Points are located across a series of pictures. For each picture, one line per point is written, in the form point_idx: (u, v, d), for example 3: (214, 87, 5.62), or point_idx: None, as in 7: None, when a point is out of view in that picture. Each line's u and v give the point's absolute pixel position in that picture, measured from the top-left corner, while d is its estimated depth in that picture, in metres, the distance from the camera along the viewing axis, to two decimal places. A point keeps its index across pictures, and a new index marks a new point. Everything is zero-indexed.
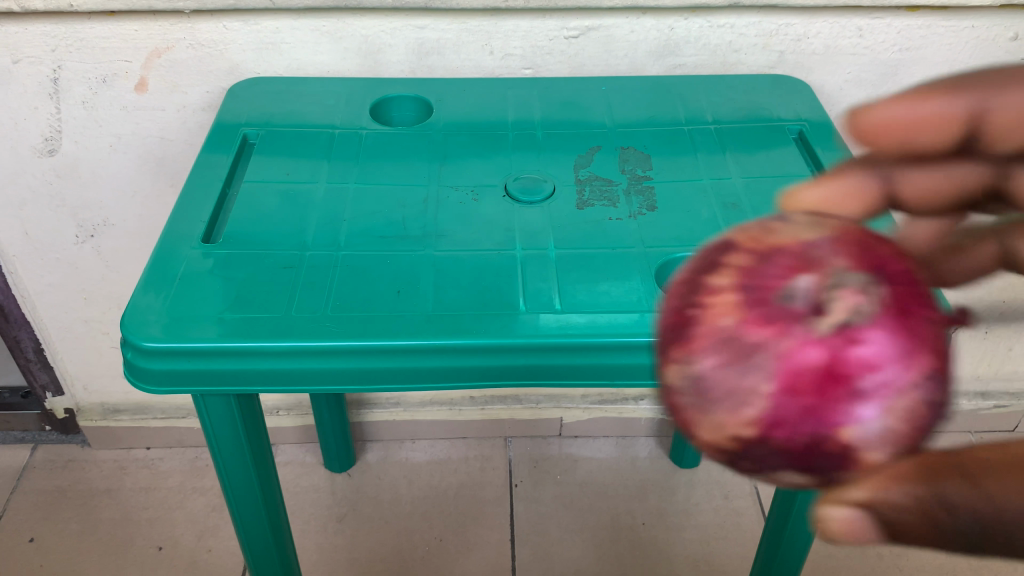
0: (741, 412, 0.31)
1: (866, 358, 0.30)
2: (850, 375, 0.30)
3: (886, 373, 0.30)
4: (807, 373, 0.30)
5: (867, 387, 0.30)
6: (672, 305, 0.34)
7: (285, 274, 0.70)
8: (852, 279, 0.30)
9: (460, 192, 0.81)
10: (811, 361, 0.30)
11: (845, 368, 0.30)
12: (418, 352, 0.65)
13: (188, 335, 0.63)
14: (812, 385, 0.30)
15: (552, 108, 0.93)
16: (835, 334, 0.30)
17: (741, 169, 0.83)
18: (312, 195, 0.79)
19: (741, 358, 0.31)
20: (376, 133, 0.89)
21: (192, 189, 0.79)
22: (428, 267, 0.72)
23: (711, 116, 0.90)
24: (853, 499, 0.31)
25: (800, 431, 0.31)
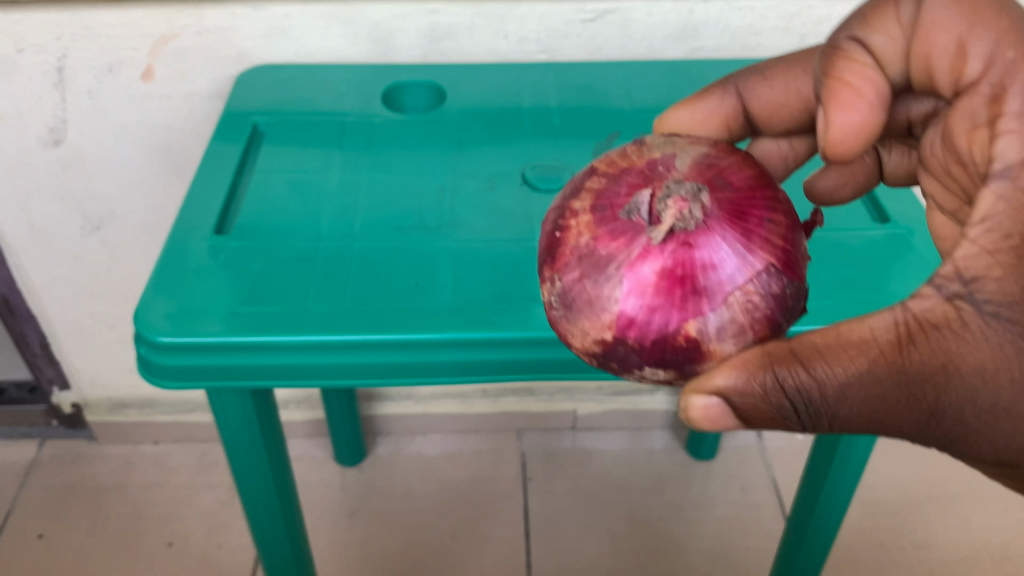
0: (612, 315, 0.47)
1: (698, 270, 0.45)
2: (687, 280, 0.45)
3: (714, 279, 0.45)
4: (653, 281, 0.46)
5: (701, 290, 0.45)
6: (547, 240, 0.51)
7: (299, 266, 0.68)
8: (680, 191, 0.46)
9: (477, 180, 0.79)
10: (655, 274, 0.46)
11: (680, 277, 0.45)
12: (438, 346, 0.63)
13: (201, 330, 0.61)
14: (658, 290, 0.46)
15: (569, 93, 0.90)
16: (672, 249, 0.45)
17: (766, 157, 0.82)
18: (326, 186, 0.77)
19: (600, 272, 0.47)
20: (389, 121, 0.87)
21: (201, 180, 0.77)
22: (446, 258, 0.70)
23: None
24: (710, 389, 0.46)
25: (654, 325, 0.46)
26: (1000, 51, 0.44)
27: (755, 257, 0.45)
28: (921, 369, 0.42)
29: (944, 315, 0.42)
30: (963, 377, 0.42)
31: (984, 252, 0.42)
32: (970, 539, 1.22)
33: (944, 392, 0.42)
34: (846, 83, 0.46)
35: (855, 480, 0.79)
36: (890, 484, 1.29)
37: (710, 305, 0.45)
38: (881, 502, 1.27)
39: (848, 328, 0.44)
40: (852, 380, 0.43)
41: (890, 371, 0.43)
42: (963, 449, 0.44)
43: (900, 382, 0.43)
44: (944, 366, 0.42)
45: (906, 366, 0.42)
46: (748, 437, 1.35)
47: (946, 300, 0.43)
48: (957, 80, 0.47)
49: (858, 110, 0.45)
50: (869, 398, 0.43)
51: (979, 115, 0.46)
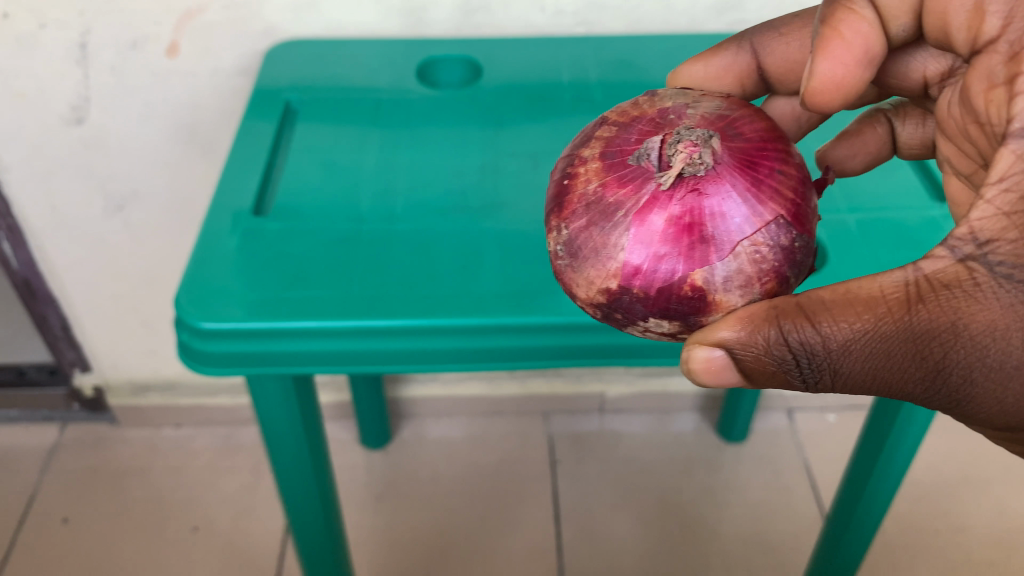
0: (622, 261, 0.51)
1: (705, 217, 0.50)
2: (696, 227, 0.50)
3: (719, 226, 0.50)
4: (663, 228, 0.51)
5: (707, 237, 0.50)
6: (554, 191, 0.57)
7: (341, 248, 0.66)
8: (689, 139, 0.50)
9: (519, 159, 0.76)
10: (665, 221, 0.51)
11: (689, 224, 0.50)
12: (490, 331, 0.60)
13: (243, 315, 0.59)
14: (666, 236, 0.51)
15: (609, 69, 0.87)
16: (680, 197, 0.51)
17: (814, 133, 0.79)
18: (364, 166, 0.75)
19: (607, 219, 0.52)
20: (425, 98, 0.84)
21: (236, 160, 0.75)
22: (492, 239, 0.67)
23: None
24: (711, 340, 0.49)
25: (661, 271, 0.51)
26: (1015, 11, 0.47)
27: (761, 208, 0.51)
28: (927, 327, 0.45)
29: (955, 276, 0.45)
30: (969, 335, 0.44)
31: (999, 213, 0.44)
32: (1007, 522, 1.20)
33: (949, 351, 0.45)
34: (839, 36, 0.51)
35: (913, 446, 0.79)
36: (924, 466, 1.28)
37: (714, 250, 0.50)
38: (915, 485, 1.25)
39: (859, 285, 0.47)
40: (861, 334, 0.46)
41: (896, 329, 0.45)
42: (961, 402, 0.47)
43: (906, 336, 0.45)
44: (952, 323, 0.44)
45: (913, 323, 0.45)
46: (779, 419, 1.33)
47: (960, 263, 0.45)
48: (975, 38, 0.50)
49: (845, 64, 0.51)
50: (873, 352, 0.46)
51: (997, 74, 0.49)
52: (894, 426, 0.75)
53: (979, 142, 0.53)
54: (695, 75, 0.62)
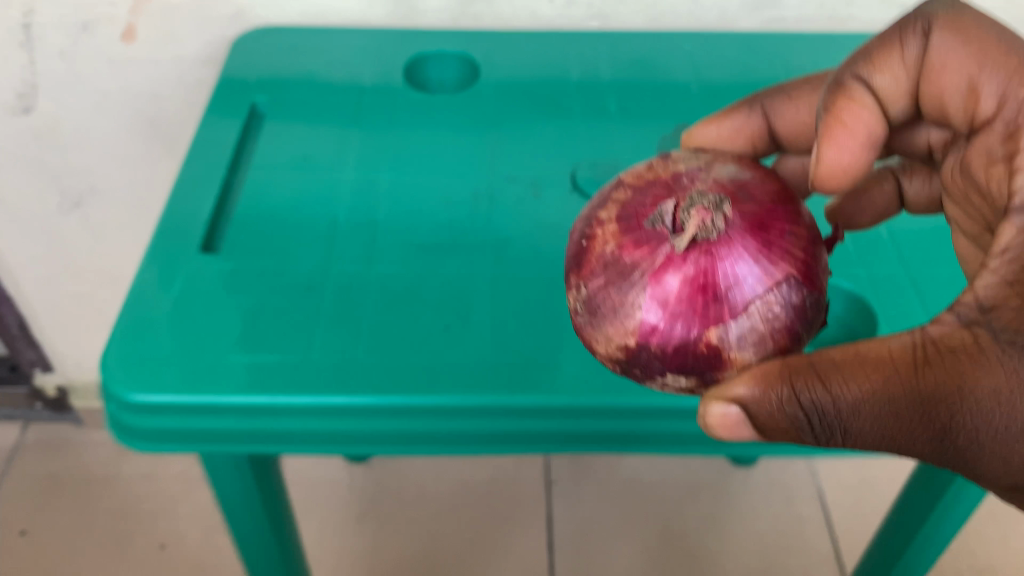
0: (632, 324, 0.43)
1: (720, 280, 0.42)
2: (709, 291, 0.42)
3: (736, 291, 0.42)
4: (674, 292, 0.42)
5: (722, 302, 0.42)
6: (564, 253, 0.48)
7: (300, 299, 0.55)
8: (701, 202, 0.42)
9: (518, 184, 0.65)
10: (680, 286, 0.42)
11: (704, 288, 0.42)
12: (472, 413, 0.50)
13: (176, 386, 0.50)
14: (678, 302, 0.42)
15: (625, 74, 0.76)
16: (692, 260, 0.42)
17: None
18: (334, 191, 0.64)
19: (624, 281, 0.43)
20: (411, 105, 0.73)
21: (188, 181, 0.65)
22: (483, 289, 0.57)
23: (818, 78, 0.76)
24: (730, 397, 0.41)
25: (677, 339, 0.42)
26: (1011, 93, 0.41)
27: (774, 267, 0.42)
28: (938, 392, 0.38)
29: (961, 342, 0.39)
30: (980, 402, 0.38)
31: (1006, 283, 0.38)
32: None
33: (959, 418, 0.38)
34: (842, 124, 0.43)
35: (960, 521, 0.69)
36: None
37: (735, 317, 0.42)
38: None
39: (866, 345, 0.40)
40: (864, 400, 0.39)
41: (905, 394, 0.39)
42: (975, 475, 0.40)
43: (912, 403, 0.39)
44: (958, 389, 0.38)
45: (918, 390, 0.38)
46: None
47: (965, 331, 0.39)
48: (972, 117, 0.44)
49: (853, 152, 0.43)
50: (878, 422, 0.39)
51: (995, 151, 0.42)
52: (940, 502, 0.66)
53: (980, 222, 0.46)
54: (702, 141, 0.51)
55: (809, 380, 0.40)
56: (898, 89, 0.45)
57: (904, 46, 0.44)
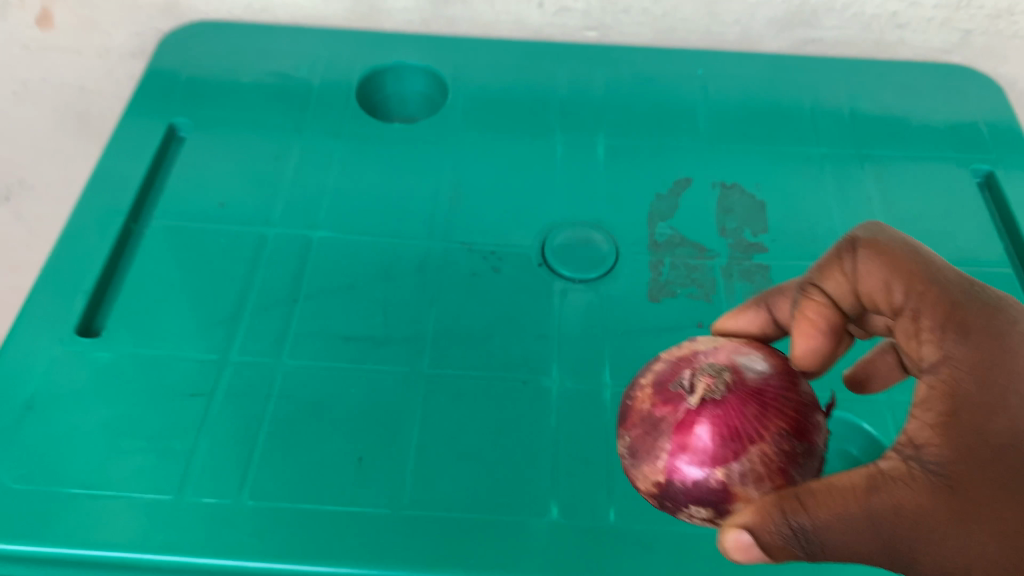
0: (658, 472, 0.32)
1: (744, 419, 0.31)
2: (735, 433, 0.31)
3: (767, 431, 0.31)
4: (694, 440, 0.31)
5: (753, 447, 0.31)
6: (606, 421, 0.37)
7: (185, 409, 0.45)
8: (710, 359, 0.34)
9: (474, 255, 0.53)
10: (705, 429, 0.31)
11: (727, 429, 0.31)
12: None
13: (17, 534, 0.41)
14: (703, 451, 0.31)
15: (622, 102, 0.63)
16: (717, 401, 0.31)
17: (889, 208, 0.58)
18: (251, 252, 0.53)
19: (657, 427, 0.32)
20: (359, 134, 0.60)
21: (76, 227, 0.53)
22: (411, 408, 0.45)
23: (849, 108, 0.64)
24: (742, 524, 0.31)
25: (711, 495, 0.31)
26: (914, 300, 0.32)
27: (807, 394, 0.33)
28: (894, 509, 0.29)
29: (900, 469, 0.30)
30: (939, 536, 0.28)
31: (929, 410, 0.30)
32: None
33: (925, 539, 0.29)
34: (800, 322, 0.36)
35: None
36: None
37: (773, 461, 0.31)
38: None
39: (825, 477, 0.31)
40: (831, 524, 0.29)
41: (860, 515, 0.29)
42: None
43: (866, 534, 0.29)
44: (917, 503, 0.29)
45: (856, 524, 0.29)
46: None
47: (901, 459, 0.30)
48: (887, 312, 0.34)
49: (813, 347, 0.36)
50: (841, 550, 0.30)
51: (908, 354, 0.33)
52: None
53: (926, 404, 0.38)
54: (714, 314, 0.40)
55: (797, 500, 0.29)
56: (851, 304, 0.35)
57: (843, 265, 0.35)
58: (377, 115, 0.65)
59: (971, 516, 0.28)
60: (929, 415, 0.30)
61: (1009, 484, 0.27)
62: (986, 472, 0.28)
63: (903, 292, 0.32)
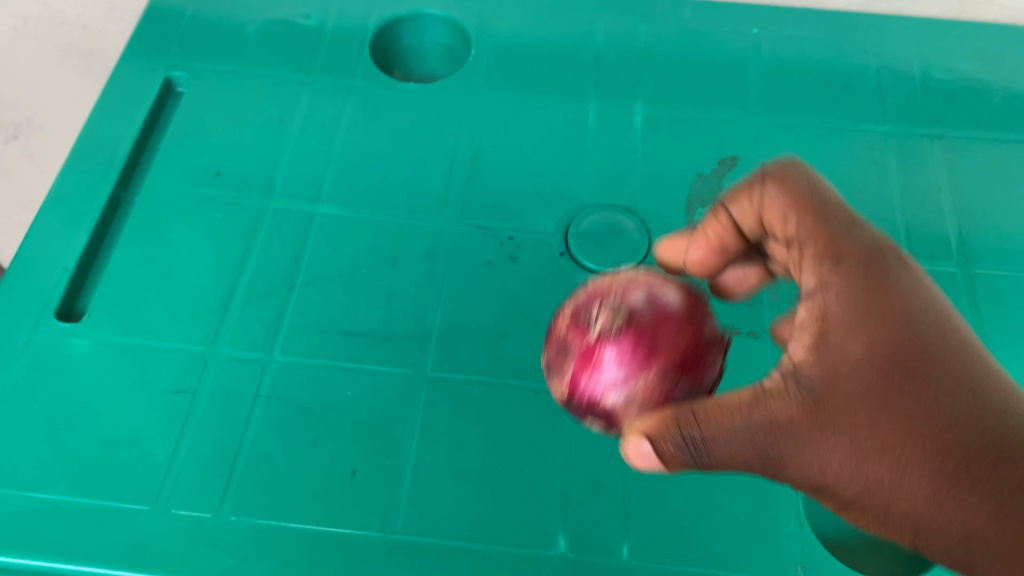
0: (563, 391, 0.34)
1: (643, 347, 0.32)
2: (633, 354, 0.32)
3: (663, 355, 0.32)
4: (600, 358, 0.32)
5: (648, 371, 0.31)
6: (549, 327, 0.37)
7: (167, 408, 0.41)
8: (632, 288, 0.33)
9: (490, 240, 0.48)
10: (610, 348, 0.32)
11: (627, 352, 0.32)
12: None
13: None
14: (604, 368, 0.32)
15: (665, 63, 0.56)
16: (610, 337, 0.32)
17: (960, 191, 0.51)
18: (248, 228, 0.48)
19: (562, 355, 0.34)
20: (371, 92, 0.54)
21: (62, 193, 0.49)
22: (411, 416, 0.41)
23: (922, 76, 0.56)
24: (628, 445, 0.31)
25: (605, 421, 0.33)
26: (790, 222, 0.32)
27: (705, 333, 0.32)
28: (775, 428, 0.28)
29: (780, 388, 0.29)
30: (804, 442, 0.28)
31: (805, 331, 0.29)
32: None
33: (802, 455, 0.28)
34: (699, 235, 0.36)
35: None
36: None
37: (669, 384, 0.31)
38: None
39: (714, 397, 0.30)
40: (724, 438, 0.28)
41: (746, 434, 0.28)
42: (862, 521, 0.29)
43: (748, 443, 0.29)
44: (796, 422, 0.28)
45: (734, 431, 0.28)
46: None
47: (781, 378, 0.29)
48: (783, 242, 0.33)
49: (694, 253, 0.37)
50: (727, 463, 0.29)
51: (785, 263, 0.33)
52: None
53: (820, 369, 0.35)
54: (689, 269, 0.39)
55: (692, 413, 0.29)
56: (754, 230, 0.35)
57: (750, 193, 0.34)
58: (391, 73, 0.59)
59: (836, 418, 0.28)
60: (804, 336, 0.29)
61: (870, 389, 0.27)
62: (863, 396, 0.27)
63: (798, 223, 0.32)
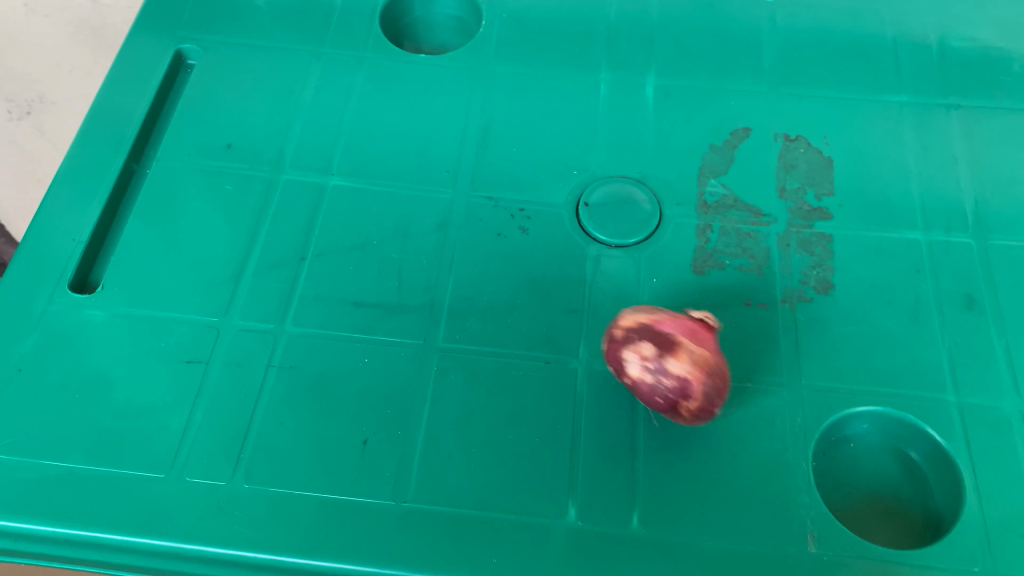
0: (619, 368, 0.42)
1: (694, 357, 0.38)
2: (684, 353, 0.38)
3: (703, 347, 0.38)
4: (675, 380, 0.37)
5: (711, 366, 0.38)
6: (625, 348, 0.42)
7: (180, 379, 0.42)
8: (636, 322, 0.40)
9: (501, 211, 0.48)
10: (673, 363, 0.37)
11: (680, 359, 0.38)
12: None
13: (3, 509, 0.39)
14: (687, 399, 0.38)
15: (677, 33, 0.56)
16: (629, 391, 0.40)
17: (977, 164, 0.50)
18: (259, 201, 0.48)
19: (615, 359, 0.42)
20: (381, 63, 0.54)
21: (74, 166, 0.49)
22: (422, 386, 0.42)
23: (939, 45, 0.55)
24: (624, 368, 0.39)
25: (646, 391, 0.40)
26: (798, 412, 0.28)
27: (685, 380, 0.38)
28: None
29: None
30: None
31: None
32: None
33: None
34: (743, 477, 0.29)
35: None
36: None
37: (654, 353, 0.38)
38: None
39: None
40: None
41: None
42: None
43: None
44: None
45: None
46: None
47: None
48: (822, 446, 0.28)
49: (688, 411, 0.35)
50: None
51: None
52: None
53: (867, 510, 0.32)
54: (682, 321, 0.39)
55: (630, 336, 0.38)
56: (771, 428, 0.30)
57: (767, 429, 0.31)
58: (402, 46, 0.59)
59: None
60: None
61: None
62: None
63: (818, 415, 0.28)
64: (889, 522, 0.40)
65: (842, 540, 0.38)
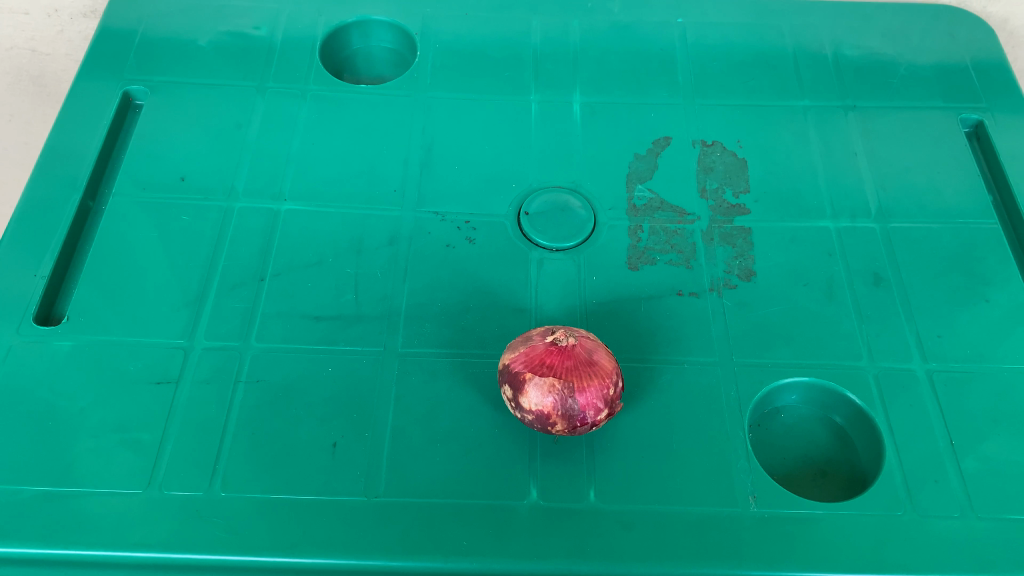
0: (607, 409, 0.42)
1: (554, 399, 0.40)
2: (562, 405, 0.40)
3: (529, 391, 0.40)
4: (586, 385, 0.40)
5: (547, 380, 0.40)
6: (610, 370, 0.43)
7: (151, 398, 0.44)
8: None
9: (446, 224, 0.51)
10: (533, 382, 0.40)
11: (569, 407, 0.40)
12: None
13: None
14: (589, 369, 0.40)
15: (598, 53, 0.60)
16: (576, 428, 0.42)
17: (875, 157, 0.55)
18: (216, 228, 0.50)
19: None
20: (323, 95, 0.57)
21: (30, 207, 0.51)
22: (385, 390, 0.44)
23: (833, 54, 0.61)
24: None
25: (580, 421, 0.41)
26: None
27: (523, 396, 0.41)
28: None
29: None
30: None
31: None
32: None
33: None
34: None
35: None
36: None
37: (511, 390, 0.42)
38: None
39: None
40: None
41: None
42: None
43: None
44: None
45: None
46: None
47: None
48: None
49: None
50: None
51: None
52: None
53: None
54: (525, 343, 0.42)
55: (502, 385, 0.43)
56: None
57: None
58: (341, 77, 0.62)
59: None
60: None
61: None
62: None
63: None
64: (820, 481, 0.44)
65: (780, 497, 0.42)
